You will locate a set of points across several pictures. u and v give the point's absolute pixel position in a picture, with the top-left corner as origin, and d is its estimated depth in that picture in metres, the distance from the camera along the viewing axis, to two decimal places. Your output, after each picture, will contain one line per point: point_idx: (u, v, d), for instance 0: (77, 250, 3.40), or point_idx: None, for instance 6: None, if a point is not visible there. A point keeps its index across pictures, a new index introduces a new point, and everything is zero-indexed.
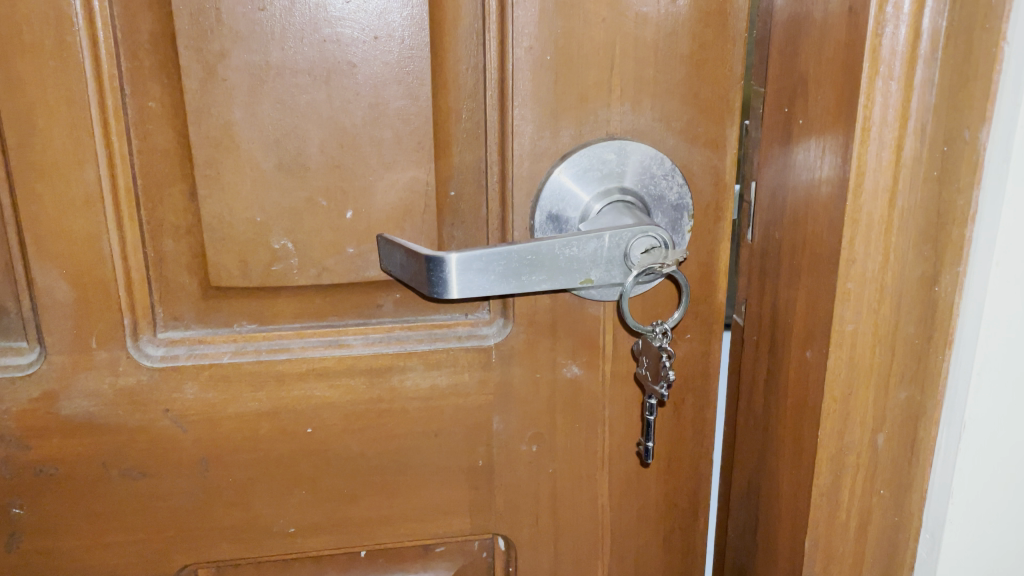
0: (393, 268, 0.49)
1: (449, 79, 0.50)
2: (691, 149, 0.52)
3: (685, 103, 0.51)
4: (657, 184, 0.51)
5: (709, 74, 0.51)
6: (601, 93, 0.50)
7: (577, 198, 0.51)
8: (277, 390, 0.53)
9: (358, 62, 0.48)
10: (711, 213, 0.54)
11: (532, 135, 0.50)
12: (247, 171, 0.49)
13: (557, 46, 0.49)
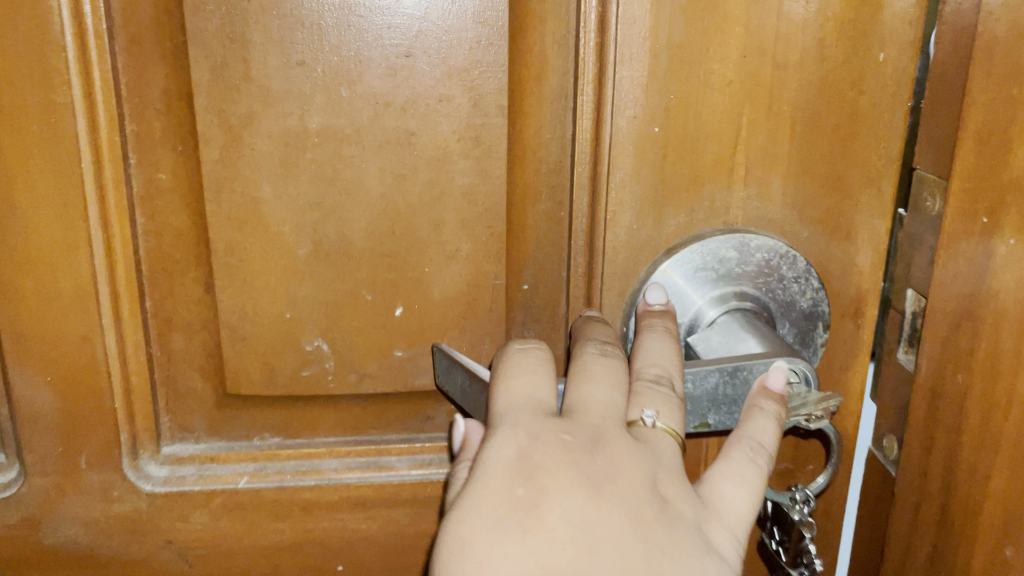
0: (453, 390, 0.39)
1: (528, 150, 0.40)
2: (829, 242, 0.41)
3: (825, 186, 0.40)
4: (785, 289, 0.41)
5: (859, 151, 0.40)
6: (720, 174, 0.40)
7: (684, 304, 0.41)
8: (302, 521, 0.43)
9: (417, 131, 0.39)
10: (849, 321, 0.43)
11: (631, 223, 0.40)
12: (275, 258, 0.40)
13: (668, 114, 0.38)
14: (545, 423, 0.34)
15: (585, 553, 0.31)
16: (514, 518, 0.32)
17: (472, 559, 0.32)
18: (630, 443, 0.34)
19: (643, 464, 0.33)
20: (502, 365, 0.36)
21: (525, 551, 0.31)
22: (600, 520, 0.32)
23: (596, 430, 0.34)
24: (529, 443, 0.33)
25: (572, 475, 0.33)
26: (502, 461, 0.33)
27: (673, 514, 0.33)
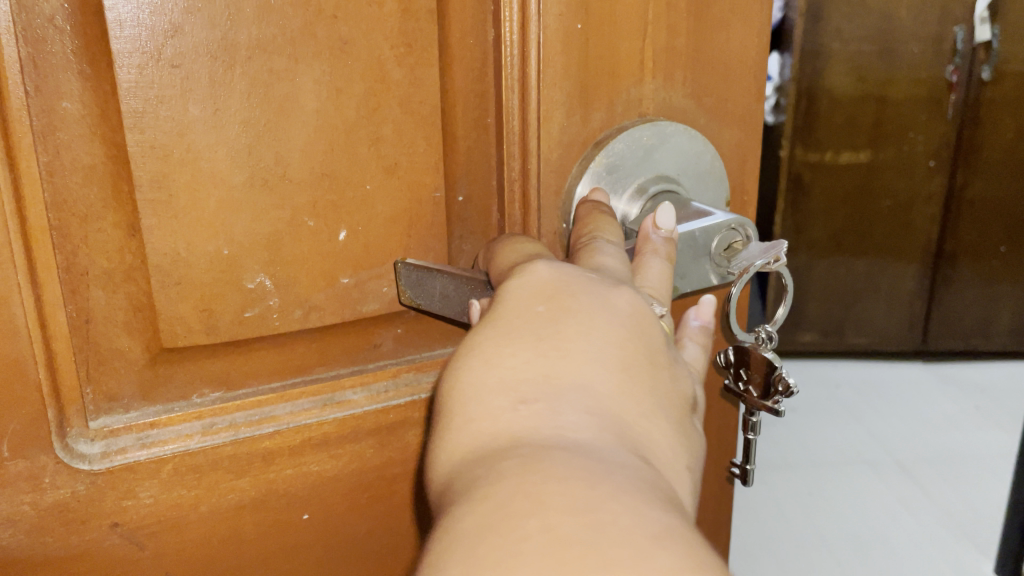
0: (431, 300, 0.40)
1: (454, 56, 0.40)
2: (721, 128, 0.46)
3: (717, 75, 0.44)
4: (695, 168, 0.45)
5: (740, 39, 0.44)
6: (632, 68, 0.42)
7: (614, 196, 0.43)
8: (263, 474, 0.41)
9: (349, 38, 0.38)
10: (740, 199, 0.48)
11: (562, 121, 0.42)
12: (209, 189, 0.37)
13: (587, 12, 0.40)
14: (575, 268, 0.35)
15: (595, 361, 0.31)
16: (529, 324, 0.32)
17: (481, 356, 0.31)
18: (643, 303, 0.34)
19: (652, 319, 0.34)
20: (509, 244, 0.39)
21: (533, 350, 0.31)
22: (608, 341, 0.32)
23: (616, 282, 0.35)
24: (561, 275, 0.34)
25: (594, 300, 0.33)
26: (536, 285, 0.33)
27: (677, 378, 0.34)
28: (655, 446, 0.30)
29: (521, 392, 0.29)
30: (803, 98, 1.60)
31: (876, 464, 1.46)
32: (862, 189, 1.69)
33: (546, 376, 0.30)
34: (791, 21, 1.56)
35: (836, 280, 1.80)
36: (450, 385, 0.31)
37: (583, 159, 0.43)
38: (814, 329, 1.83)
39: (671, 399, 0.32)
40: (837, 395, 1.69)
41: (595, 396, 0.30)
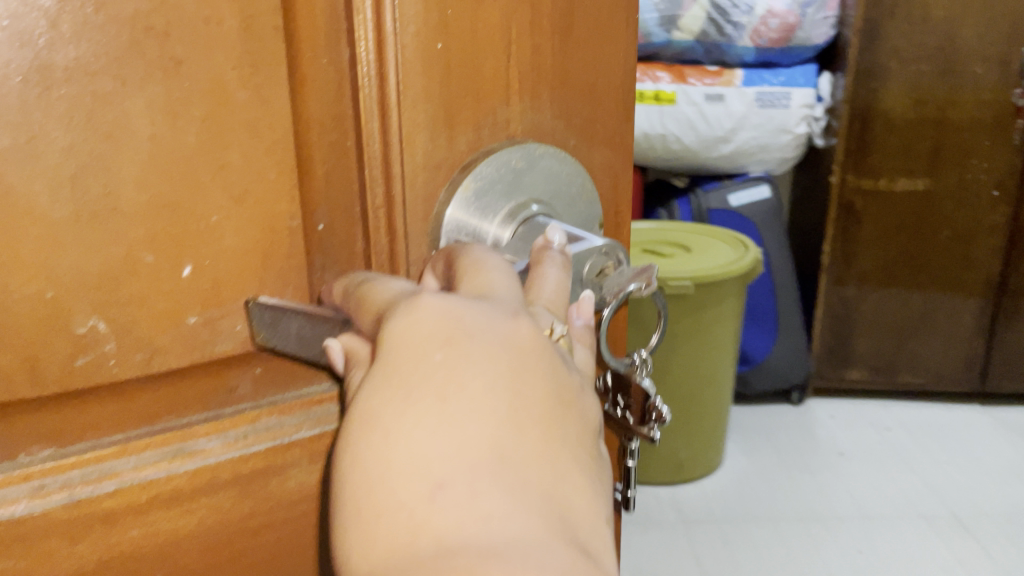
0: (287, 343, 0.39)
1: (304, 77, 0.38)
2: (591, 149, 0.45)
3: (585, 97, 0.44)
4: (566, 191, 0.44)
5: (607, 58, 0.44)
6: (497, 88, 0.40)
7: (483, 224, 0.42)
8: (102, 538, 0.35)
9: (183, 58, 0.35)
10: (614, 219, 0.49)
11: (426, 144, 0.39)
12: (25, 226, 0.33)
13: (447, 30, 0.38)
14: (461, 299, 0.34)
15: (502, 422, 0.31)
16: (429, 385, 0.31)
17: (383, 429, 0.30)
18: (539, 333, 0.35)
19: (552, 355, 0.34)
20: (371, 280, 0.37)
21: (439, 416, 0.30)
22: (513, 396, 0.32)
23: (509, 307, 0.34)
24: (450, 312, 0.33)
25: (490, 343, 0.33)
26: (430, 331, 0.32)
27: (578, 401, 0.35)
28: (569, 498, 0.31)
29: (434, 474, 0.29)
30: (857, 121, 1.92)
31: (934, 519, 1.67)
32: (916, 216, 1.97)
33: (458, 451, 0.30)
34: (850, 41, 1.86)
35: (887, 318, 2.07)
36: (356, 462, 0.30)
37: (450, 184, 0.41)
38: (862, 367, 2.13)
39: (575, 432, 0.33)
40: (886, 437, 1.99)
41: (510, 468, 0.30)
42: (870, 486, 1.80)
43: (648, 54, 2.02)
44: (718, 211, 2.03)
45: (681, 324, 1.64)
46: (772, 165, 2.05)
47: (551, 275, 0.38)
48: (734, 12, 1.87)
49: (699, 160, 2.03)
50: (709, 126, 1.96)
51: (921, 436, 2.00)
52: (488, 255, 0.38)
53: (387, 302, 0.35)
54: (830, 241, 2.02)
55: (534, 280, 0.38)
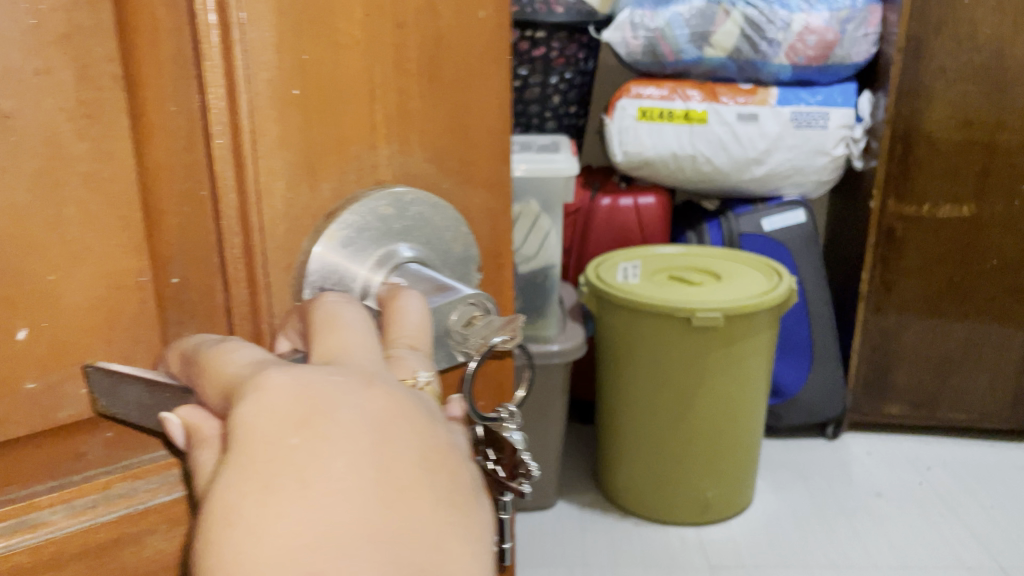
0: (127, 410, 0.36)
1: (151, 126, 0.36)
2: (471, 191, 0.44)
3: (458, 141, 0.42)
4: (440, 239, 0.43)
5: (482, 100, 0.42)
6: (363, 133, 0.39)
7: (352, 273, 0.40)
8: None
9: (11, 111, 0.32)
10: (496, 265, 0.48)
11: (285, 194, 0.37)
12: None
13: (304, 74, 0.36)
14: (312, 369, 0.31)
15: (374, 496, 0.28)
16: (288, 469, 0.28)
17: (240, 524, 0.27)
18: (405, 391, 0.32)
19: (422, 413, 0.32)
20: (215, 345, 0.34)
21: (305, 501, 0.27)
22: (384, 466, 0.29)
23: (367, 371, 0.32)
24: (301, 386, 0.30)
25: (351, 414, 0.30)
26: (281, 409, 0.29)
27: (457, 462, 0.32)
28: (456, 569, 0.29)
29: (303, 564, 0.26)
30: (898, 144, 1.83)
31: (973, 568, 1.58)
32: (961, 246, 1.88)
33: (329, 537, 0.26)
34: (894, 59, 1.78)
35: (929, 353, 1.99)
36: (213, 564, 0.27)
37: (314, 231, 0.39)
38: (903, 403, 2.05)
39: (456, 495, 0.31)
40: (927, 478, 1.92)
41: (386, 546, 0.27)
42: (908, 528, 1.72)
43: (678, 72, 1.93)
44: (750, 235, 1.95)
45: (709, 358, 1.57)
46: (807, 189, 1.96)
47: (412, 300, 0.37)
48: (769, 28, 1.81)
49: (730, 181, 1.95)
50: (742, 146, 1.88)
51: (964, 479, 1.91)
52: (343, 296, 0.37)
53: (232, 377, 0.32)
54: (869, 268, 1.94)
55: (393, 315, 0.37)
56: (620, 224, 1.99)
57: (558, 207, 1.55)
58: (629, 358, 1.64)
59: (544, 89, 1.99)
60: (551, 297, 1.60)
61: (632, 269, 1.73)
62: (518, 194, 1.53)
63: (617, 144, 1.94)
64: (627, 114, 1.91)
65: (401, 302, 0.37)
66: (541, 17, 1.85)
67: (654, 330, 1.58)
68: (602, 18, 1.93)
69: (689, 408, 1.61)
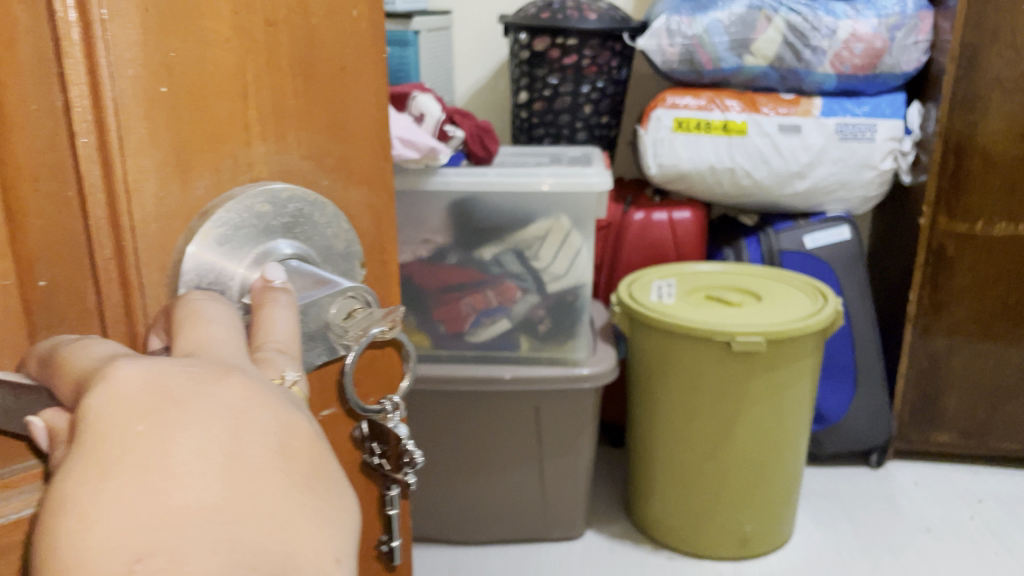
0: None
1: (11, 124, 0.37)
2: (347, 187, 0.50)
3: (338, 137, 0.48)
4: (322, 233, 0.49)
5: (358, 100, 0.49)
6: (236, 131, 0.43)
7: (229, 270, 0.44)
8: None
9: None
10: (379, 258, 0.55)
11: (155, 192, 0.40)
12: None
13: (171, 73, 0.39)
14: (166, 361, 0.33)
15: (214, 478, 0.30)
16: (129, 456, 0.29)
17: (77, 509, 0.28)
18: (259, 383, 0.34)
19: (276, 405, 0.34)
20: (85, 342, 0.38)
21: (144, 484, 0.29)
22: (228, 451, 0.31)
23: (221, 367, 0.34)
24: (152, 378, 0.32)
25: (202, 404, 0.31)
26: (130, 400, 0.31)
27: (309, 452, 0.34)
28: (294, 546, 0.30)
29: (134, 546, 0.27)
30: (951, 157, 1.73)
31: None
32: (1017, 266, 1.78)
33: (165, 518, 0.28)
34: (947, 69, 1.69)
35: (980, 378, 1.88)
36: (52, 549, 0.28)
37: (188, 231, 0.42)
38: (951, 430, 1.94)
39: (305, 481, 0.33)
40: (978, 511, 1.80)
41: (223, 525, 0.29)
42: (960, 568, 1.62)
43: (716, 81, 1.85)
44: (791, 252, 1.87)
45: (748, 386, 1.50)
46: (852, 205, 1.87)
47: (279, 305, 0.42)
48: (813, 35, 1.73)
49: (772, 197, 1.86)
50: (783, 159, 1.80)
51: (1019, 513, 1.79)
52: (208, 296, 0.41)
53: (90, 371, 0.34)
54: (917, 288, 1.84)
55: (264, 316, 0.42)
56: (654, 239, 1.91)
57: (590, 224, 1.49)
58: (660, 381, 1.58)
59: (575, 98, 1.93)
60: (581, 318, 1.54)
61: (667, 287, 1.68)
62: (547, 209, 1.48)
63: (651, 157, 1.86)
64: (663, 125, 1.83)
65: (270, 303, 0.42)
66: (572, 22, 1.82)
67: (689, 354, 1.51)
68: (635, 25, 1.87)
69: (730, 434, 1.54)
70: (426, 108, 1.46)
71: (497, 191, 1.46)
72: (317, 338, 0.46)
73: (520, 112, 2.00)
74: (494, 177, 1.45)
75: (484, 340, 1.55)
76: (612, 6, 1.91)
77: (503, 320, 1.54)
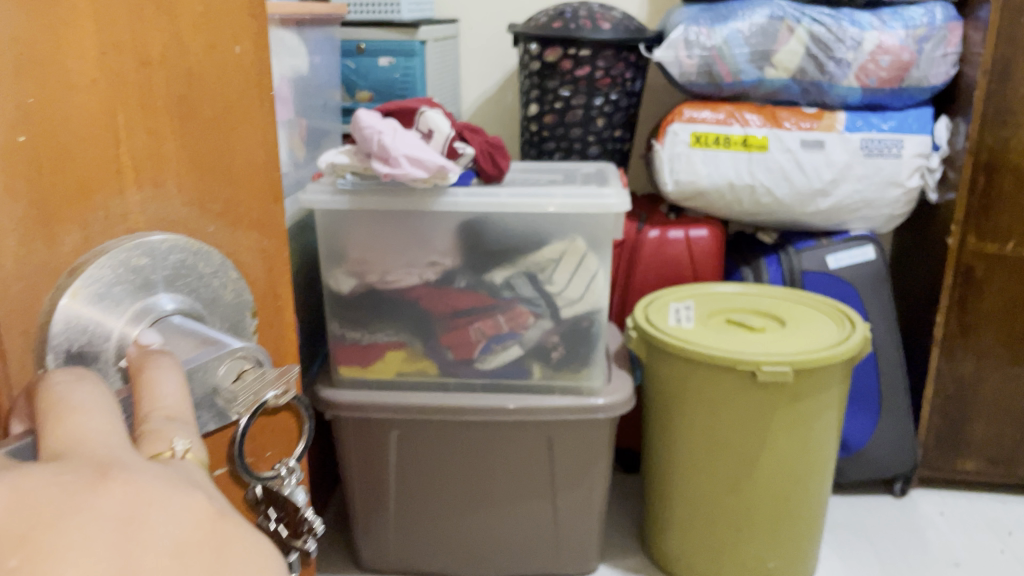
0: None
1: None
2: (234, 235, 0.50)
3: (221, 181, 0.48)
4: (206, 284, 0.48)
5: (240, 141, 0.49)
6: (111, 179, 0.41)
7: (107, 328, 0.41)
8: None
9: None
10: (272, 303, 0.56)
11: (18, 248, 0.36)
12: None
13: (32, 118, 0.36)
14: (26, 470, 0.30)
15: None
16: None
17: None
18: (143, 474, 0.32)
19: (168, 493, 0.32)
20: None
21: None
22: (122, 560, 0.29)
23: (99, 466, 0.31)
24: (20, 495, 0.29)
25: (79, 517, 0.29)
26: (1, 525, 0.28)
27: (221, 519, 0.33)
28: None
29: None
30: (982, 175, 1.65)
31: None
32: None
33: None
34: (978, 82, 1.61)
35: (1009, 404, 1.80)
36: None
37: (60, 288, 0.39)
38: (978, 458, 1.86)
39: (219, 552, 0.32)
40: (1009, 545, 1.72)
41: None
42: None
43: (735, 94, 1.78)
44: (812, 272, 1.79)
45: (773, 419, 1.42)
46: (877, 223, 1.79)
47: (163, 369, 0.40)
48: (838, 47, 1.66)
49: (792, 215, 1.78)
50: (806, 175, 1.72)
51: None
52: (76, 373, 0.37)
53: None
54: (945, 310, 1.76)
55: (146, 383, 0.39)
56: (669, 258, 1.83)
57: (607, 246, 1.41)
58: (679, 412, 1.51)
59: (588, 111, 1.85)
60: (596, 345, 1.46)
61: (685, 311, 1.60)
62: (562, 229, 1.41)
63: (668, 173, 1.78)
64: (680, 140, 1.76)
65: (154, 366, 0.40)
66: (585, 32, 1.75)
67: (710, 385, 1.43)
68: (650, 35, 1.79)
69: (753, 468, 1.47)
70: (435, 123, 1.39)
71: (510, 211, 1.38)
72: (204, 405, 0.43)
73: (530, 125, 1.93)
74: (506, 197, 1.37)
75: (494, 367, 1.47)
76: (626, 15, 1.84)
77: (515, 347, 1.46)
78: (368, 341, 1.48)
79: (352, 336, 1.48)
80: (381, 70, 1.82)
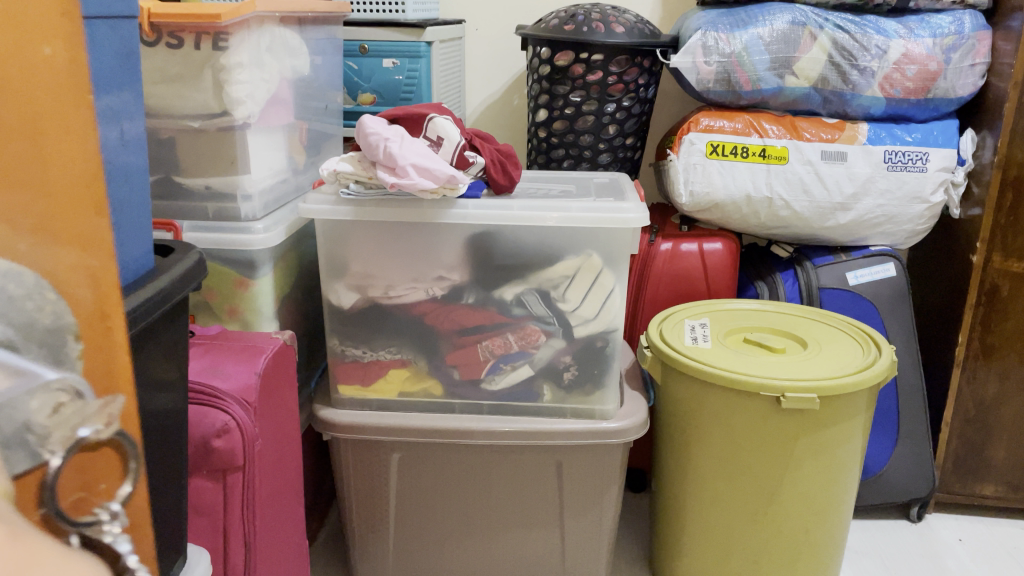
0: None
1: None
2: (56, 255, 0.57)
3: (39, 197, 0.56)
4: (21, 307, 0.54)
5: (57, 158, 0.57)
6: None
7: None
8: None
9: None
10: (102, 323, 0.62)
11: None
12: None
13: None
14: None
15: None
16: None
17: None
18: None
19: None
20: None
21: None
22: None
23: None
24: None
25: None
26: None
27: (20, 538, 0.42)
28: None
29: None
30: (1010, 192, 1.58)
31: None
32: None
33: None
34: (1008, 94, 1.55)
35: None
36: None
37: None
38: (998, 482, 1.80)
39: (28, 560, 0.41)
40: None
41: None
42: None
43: (753, 103, 1.70)
44: (830, 289, 1.72)
45: (796, 446, 1.35)
46: (898, 239, 1.73)
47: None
48: (862, 55, 1.59)
49: (811, 229, 1.72)
50: (826, 189, 1.66)
51: None
52: None
53: None
54: (967, 329, 1.69)
55: None
56: (682, 271, 1.76)
57: (624, 262, 1.34)
58: (695, 436, 1.43)
59: (599, 118, 1.78)
60: (610, 366, 1.39)
61: (701, 329, 1.53)
62: (577, 245, 1.33)
63: (683, 184, 1.70)
64: (696, 150, 1.68)
65: None
66: (598, 36, 1.67)
67: (731, 409, 1.36)
68: (665, 39, 1.72)
69: (774, 498, 1.40)
70: (445, 131, 1.32)
71: (523, 225, 1.31)
72: (16, 442, 0.50)
73: (538, 132, 1.85)
74: (519, 210, 1.30)
75: (502, 388, 1.40)
76: (640, 18, 1.76)
77: (525, 366, 1.39)
78: (369, 359, 1.40)
79: (353, 352, 1.41)
80: (385, 72, 1.75)
